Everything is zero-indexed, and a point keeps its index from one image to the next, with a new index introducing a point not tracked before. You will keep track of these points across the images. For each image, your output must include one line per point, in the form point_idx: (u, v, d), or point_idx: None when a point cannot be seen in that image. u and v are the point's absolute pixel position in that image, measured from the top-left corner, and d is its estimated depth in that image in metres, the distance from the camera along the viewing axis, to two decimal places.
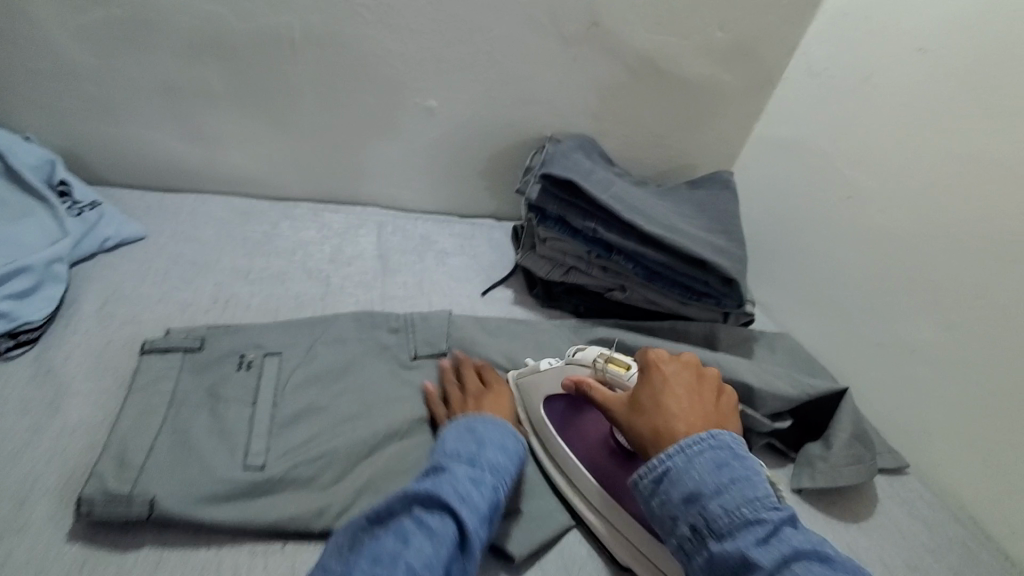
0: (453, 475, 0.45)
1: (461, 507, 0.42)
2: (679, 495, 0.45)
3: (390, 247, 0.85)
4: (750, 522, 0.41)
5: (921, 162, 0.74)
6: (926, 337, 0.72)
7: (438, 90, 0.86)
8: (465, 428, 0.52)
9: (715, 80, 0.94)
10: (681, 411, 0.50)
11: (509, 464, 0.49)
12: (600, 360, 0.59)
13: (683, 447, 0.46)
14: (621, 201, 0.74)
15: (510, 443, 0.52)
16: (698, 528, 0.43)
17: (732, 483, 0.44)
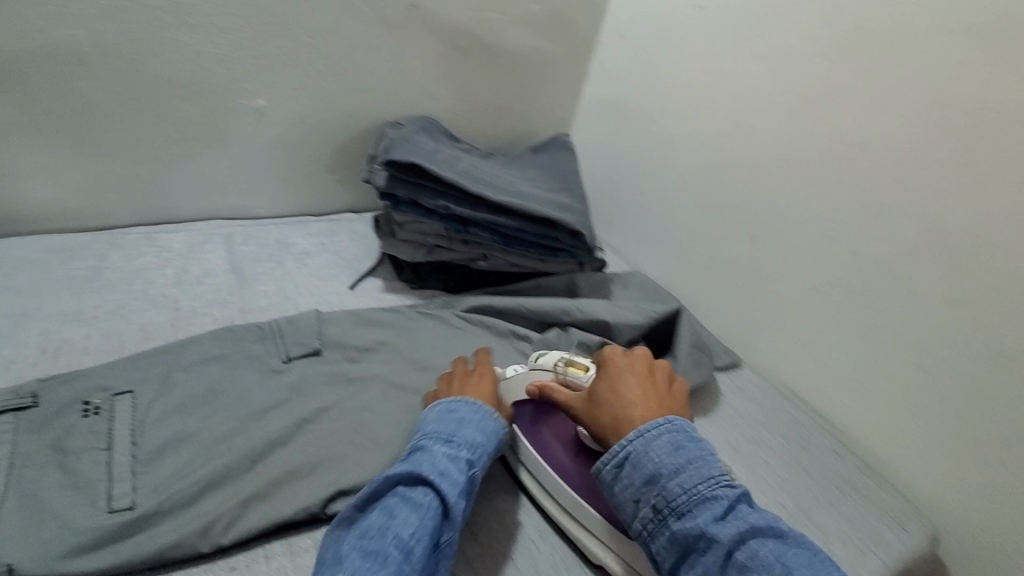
0: (428, 456, 0.51)
1: (441, 482, 0.49)
2: (641, 479, 0.50)
3: (244, 259, 0.82)
4: (709, 500, 0.47)
5: (715, 104, 0.86)
6: (739, 251, 0.85)
7: (265, 88, 0.83)
8: (446, 408, 0.57)
9: (540, 50, 1.00)
10: (635, 399, 0.55)
11: (487, 441, 0.55)
12: (560, 364, 0.62)
13: (643, 433, 0.51)
14: (467, 176, 0.77)
15: (490, 418, 0.58)
16: (661, 508, 0.48)
17: (688, 463, 0.49)
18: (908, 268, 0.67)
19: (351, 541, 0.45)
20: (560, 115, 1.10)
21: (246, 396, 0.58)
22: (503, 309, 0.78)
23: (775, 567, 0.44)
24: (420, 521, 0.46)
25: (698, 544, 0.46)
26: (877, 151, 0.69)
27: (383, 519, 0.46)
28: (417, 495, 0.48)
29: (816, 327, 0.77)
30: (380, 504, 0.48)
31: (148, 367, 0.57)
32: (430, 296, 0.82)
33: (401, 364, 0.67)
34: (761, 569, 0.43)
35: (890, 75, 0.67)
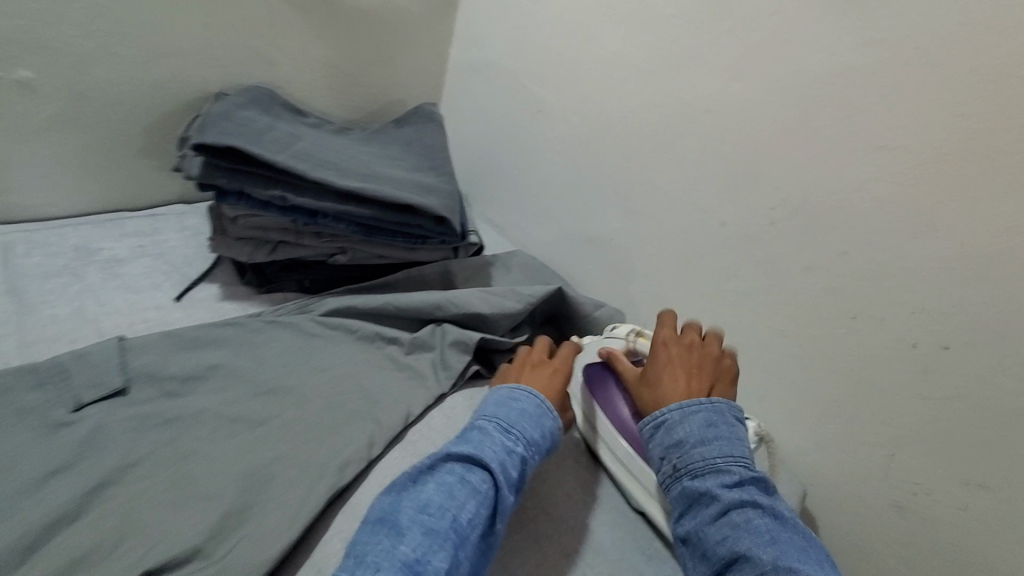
0: (492, 442, 0.49)
1: (499, 470, 0.47)
2: (670, 441, 0.52)
3: (25, 274, 0.65)
4: (723, 468, 0.49)
5: (583, 69, 0.81)
6: (616, 225, 0.83)
7: (27, 55, 0.64)
8: (507, 394, 0.56)
9: (393, 8, 0.88)
10: (675, 380, 0.56)
11: (543, 439, 0.53)
12: (631, 335, 0.64)
13: (683, 405, 0.53)
14: (306, 159, 0.65)
15: (550, 415, 0.55)
16: (678, 467, 0.51)
17: (715, 437, 0.51)
18: (770, 235, 0.67)
19: (409, 513, 0.43)
20: (426, 82, 1.00)
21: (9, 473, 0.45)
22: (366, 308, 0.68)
23: (765, 538, 0.45)
24: (477, 509, 0.45)
25: (704, 501, 0.48)
26: (736, 117, 0.67)
27: (443, 496, 0.44)
28: (473, 479, 0.46)
29: (691, 300, 0.76)
30: (437, 480, 0.46)
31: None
32: (281, 300, 0.71)
33: (238, 391, 0.56)
34: (748, 534, 0.45)
35: (744, 38, 0.65)
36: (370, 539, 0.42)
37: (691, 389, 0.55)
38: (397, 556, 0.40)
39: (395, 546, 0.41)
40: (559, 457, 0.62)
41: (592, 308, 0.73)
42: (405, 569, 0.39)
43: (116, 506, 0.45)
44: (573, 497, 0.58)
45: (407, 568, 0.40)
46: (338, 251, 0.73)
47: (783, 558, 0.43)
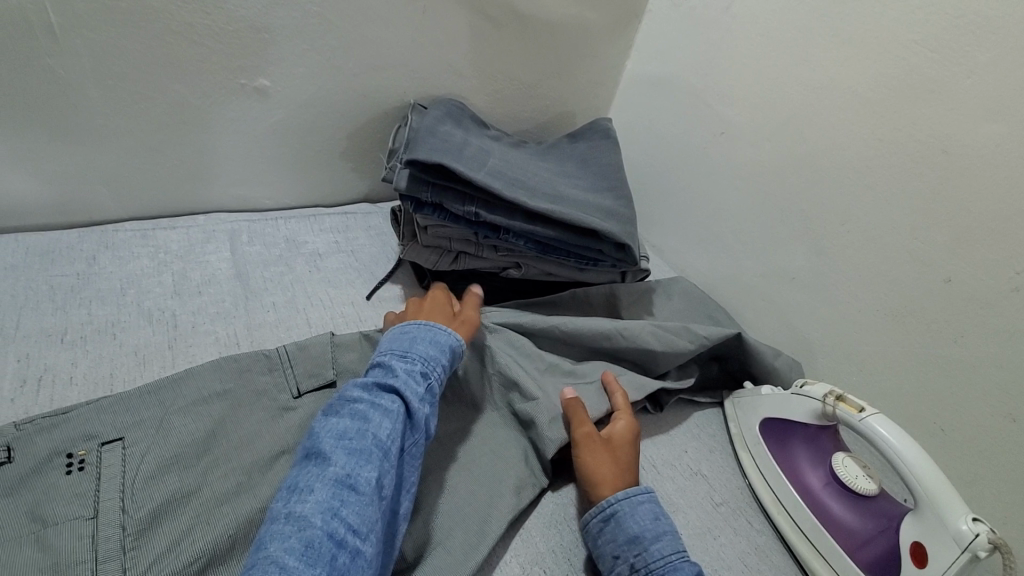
0: (394, 368, 0.49)
1: (408, 391, 0.48)
2: (623, 537, 0.48)
3: (248, 262, 0.73)
4: (683, 568, 0.46)
5: (786, 92, 0.74)
6: (802, 263, 0.76)
7: (267, 67, 0.72)
8: (399, 331, 0.55)
9: (581, 21, 0.87)
10: (631, 472, 0.55)
11: (441, 355, 0.53)
12: (830, 398, 0.55)
13: (631, 494, 0.51)
14: (499, 177, 0.67)
15: (442, 333, 0.55)
16: (637, 568, 0.46)
17: (665, 534, 0.49)
18: (1012, 305, 0.57)
19: (330, 441, 0.43)
20: (600, 94, 0.98)
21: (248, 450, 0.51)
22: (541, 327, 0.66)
23: None
24: (393, 427, 0.45)
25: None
26: (984, 164, 0.58)
27: (359, 421, 0.44)
28: (385, 402, 0.46)
29: (888, 360, 0.68)
30: (349, 409, 0.45)
31: (138, 410, 0.50)
32: None
33: None
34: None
35: (1015, 72, 0.55)
36: (297, 473, 0.41)
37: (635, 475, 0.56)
38: (329, 477, 0.40)
39: (324, 470, 0.41)
40: (731, 512, 0.58)
41: (773, 354, 0.68)
42: (337, 484, 0.40)
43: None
44: (751, 560, 0.54)
45: (338, 483, 0.40)
46: (512, 265, 0.74)
47: None
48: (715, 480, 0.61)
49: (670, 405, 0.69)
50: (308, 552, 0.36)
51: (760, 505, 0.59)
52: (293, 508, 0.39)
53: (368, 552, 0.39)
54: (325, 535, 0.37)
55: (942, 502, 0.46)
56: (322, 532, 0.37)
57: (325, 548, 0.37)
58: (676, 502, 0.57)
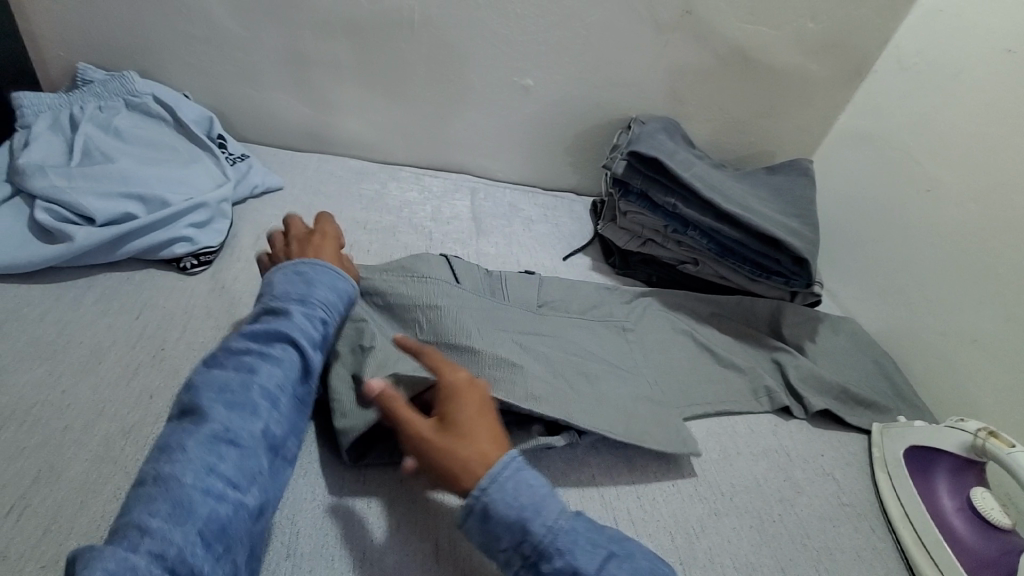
0: (285, 317, 0.52)
1: (300, 336, 0.51)
2: (502, 526, 0.42)
3: (482, 212, 0.95)
4: (572, 535, 0.42)
5: (1007, 158, 0.76)
6: (989, 327, 0.75)
7: (535, 70, 0.94)
8: (293, 273, 0.57)
9: (802, 71, 0.97)
10: (483, 439, 0.46)
11: (337, 300, 0.57)
12: (982, 433, 0.60)
13: (491, 473, 0.43)
14: (700, 181, 0.80)
15: (338, 280, 0.59)
16: (527, 554, 0.42)
17: (542, 497, 0.43)
18: None
19: (208, 395, 0.45)
20: (804, 139, 1.05)
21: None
22: (408, 303, 0.63)
23: None
24: (283, 373, 0.49)
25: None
26: None
27: (245, 373, 0.47)
28: (278, 352, 0.50)
29: None
30: (239, 363, 0.48)
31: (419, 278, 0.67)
32: (632, 285, 0.87)
33: (599, 338, 0.73)
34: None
35: None
36: (172, 430, 0.43)
37: (491, 443, 0.46)
38: (205, 431, 0.43)
39: (202, 424, 0.43)
40: (854, 515, 0.62)
41: None
42: (215, 438, 0.43)
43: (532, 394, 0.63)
44: (866, 555, 0.59)
45: (215, 438, 0.43)
46: (690, 261, 0.85)
47: None
48: (847, 486, 0.65)
49: (816, 417, 0.73)
50: (177, 510, 0.38)
51: (886, 518, 0.63)
52: (164, 469, 0.40)
53: (249, 500, 0.42)
54: (198, 490, 0.40)
55: None
56: (196, 488, 0.40)
57: (198, 501, 0.39)
58: (800, 487, 0.64)
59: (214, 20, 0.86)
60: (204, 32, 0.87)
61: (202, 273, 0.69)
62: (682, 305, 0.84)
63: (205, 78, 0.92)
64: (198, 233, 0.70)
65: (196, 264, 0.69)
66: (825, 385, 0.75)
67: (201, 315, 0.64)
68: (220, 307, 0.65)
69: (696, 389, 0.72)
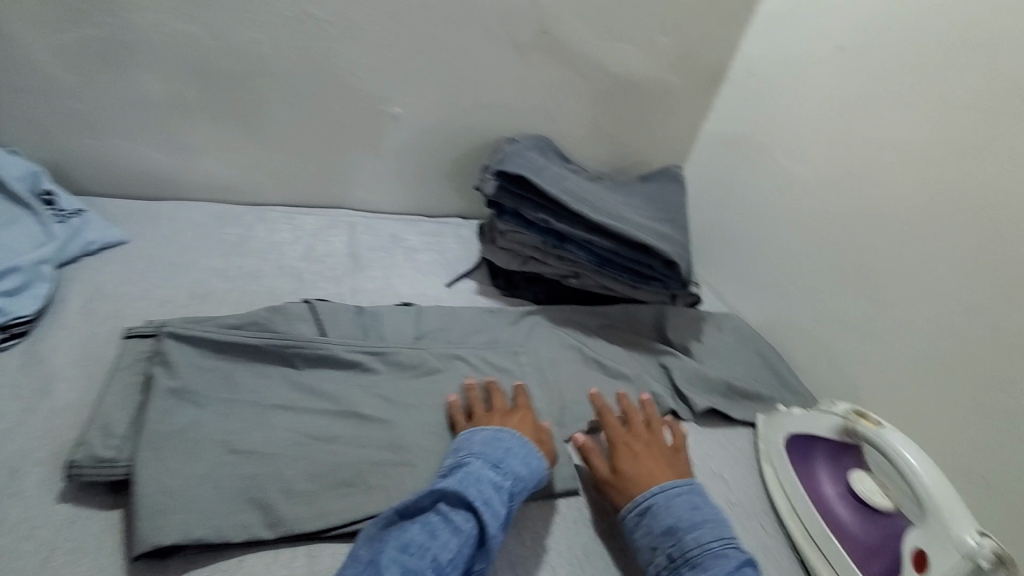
0: (475, 479, 0.50)
1: (485, 510, 0.47)
2: (659, 529, 0.53)
3: (360, 246, 0.91)
4: (720, 554, 0.51)
5: (847, 149, 0.81)
6: (851, 308, 0.79)
7: (402, 98, 0.92)
8: (491, 434, 0.56)
9: (663, 82, 1.01)
10: (646, 469, 0.58)
11: (529, 478, 0.53)
12: (851, 413, 0.60)
13: (665, 488, 0.56)
14: (570, 194, 0.80)
15: (534, 453, 0.56)
16: (674, 557, 0.51)
17: (705, 521, 0.54)
18: None
19: (391, 552, 0.44)
20: (675, 147, 1.09)
21: (345, 380, 0.61)
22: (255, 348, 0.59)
23: None
24: (459, 547, 0.45)
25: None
26: None
27: (424, 537, 0.45)
28: (460, 519, 0.47)
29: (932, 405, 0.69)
30: (420, 522, 0.47)
31: (276, 333, 0.60)
32: (519, 306, 0.86)
33: (482, 365, 0.70)
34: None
35: None
36: None
37: (661, 472, 0.58)
38: None
39: None
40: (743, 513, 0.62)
41: None
42: None
43: (406, 443, 0.56)
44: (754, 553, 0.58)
45: None
46: (572, 275, 0.85)
47: None
48: (735, 485, 0.65)
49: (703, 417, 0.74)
50: None
51: (777, 517, 0.64)
52: None
53: None
54: None
55: (946, 510, 0.51)
56: None
57: None
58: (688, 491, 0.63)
59: (34, 65, 0.78)
60: (22, 79, 0.78)
61: (14, 348, 0.61)
62: (569, 321, 0.83)
63: (29, 129, 0.83)
64: (8, 302, 0.62)
65: (4, 338, 0.60)
66: (710, 384, 0.75)
67: (6, 396, 0.55)
68: (31, 384, 0.56)
69: (584, 405, 0.70)
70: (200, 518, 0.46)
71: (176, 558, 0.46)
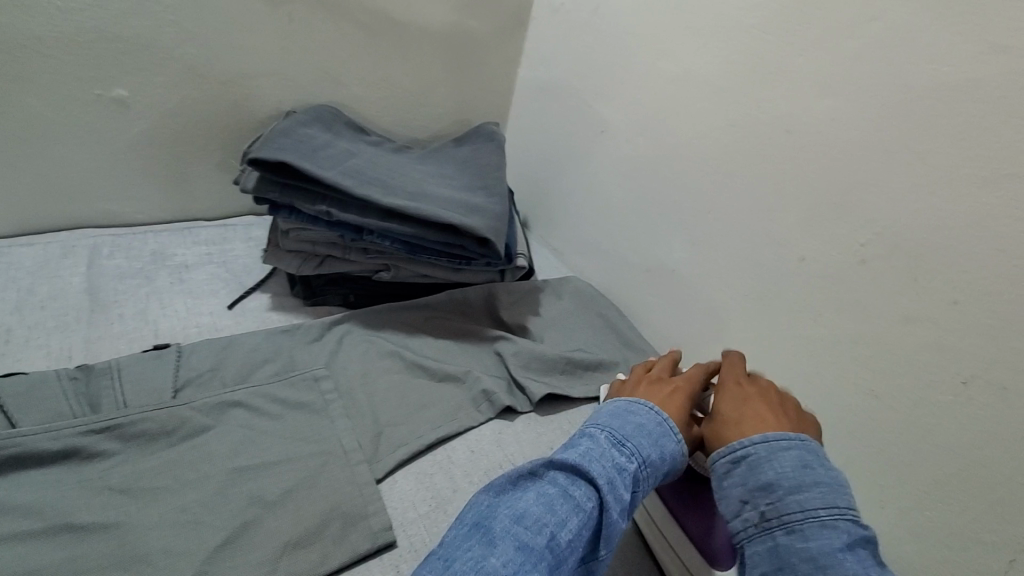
0: (600, 453, 0.42)
1: (608, 489, 0.40)
2: (753, 482, 0.43)
3: (104, 275, 0.70)
4: (830, 526, 0.39)
5: (653, 85, 0.75)
6: (679, 255, 0.76)
7: (122, 76, 0.70)
8: (623, 406, 0.48)
9: (462, 28, 0.88)
10: (760, 420, 0.48)
11: (661, 462, 0.45)
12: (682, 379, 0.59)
13: (769, 438, 0.44)
14: (353, 176, 0.67)
15: (672, 435, 0.47)
16: (769, 518, 0.41)
17: (816, 484, 0.41)
18: (860, 277, 0.57)
19: (503, 522, 0.38)
20: (492, 102, 0.98)
21: (51, 482, 0.46)
22: None
23: None
24: (579, 529, 0.38)
25: (804, 567, 0.38)
26: (823, 138, 0.58)
27: (543, 509, 0.38)
28: (580, 493, 0.40)
29: (759, 344, 0.68)
30: (537, 491, 0.40)
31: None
32: (326, 314, 0.72)
33: (268, 408, 0.56)
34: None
35: (840, 46, 0.56)
36: (456, 547, 0.37)
37: (776, 426, 0.47)
38: (486, 568, 0.35)
39: (486, 557, 0.35)
40: None
41: None
42: None
43: (139, 552, 0.43)
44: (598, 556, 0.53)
45: None
46: (382, 268, 0.73)
47: None
48: None
49: (543, 403, 0.67)
50: None
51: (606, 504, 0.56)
52: None
53: None
54: None
55: None
56: None
57: None
58: None
59: None
60: None
61: None
62: (386, 322, 0.71)
63: None
64: None
65: None
66: (548, 366, 0.68)
67: None
68: None
69: (404, 425, 0.59)
70: None
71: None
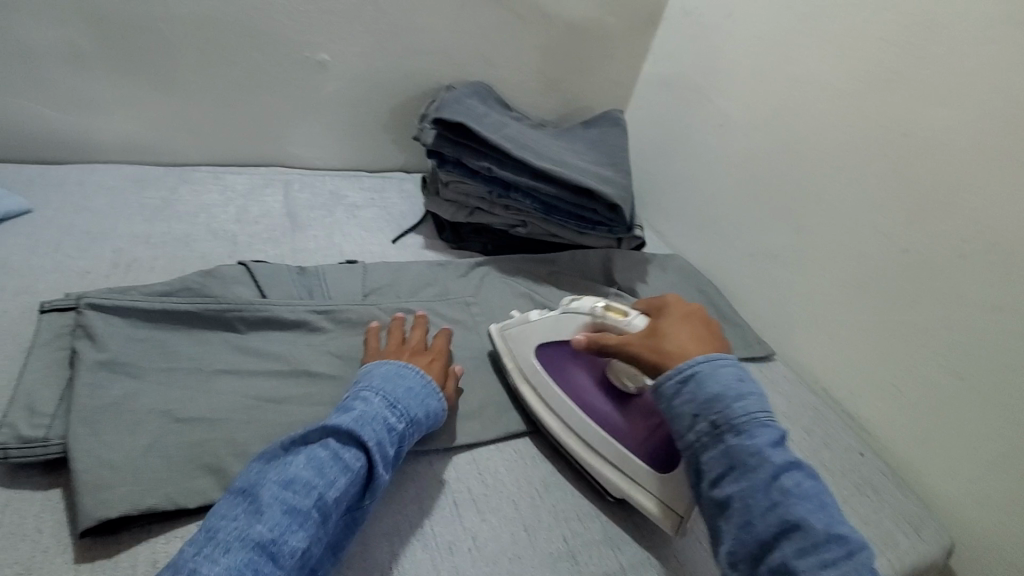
0: (372, 416, 0.48)
1: (376, 453, 0.46)
2: (703, 396, 0.49)
3: (298, 204, 0.86)
4: (768, 424, 0.47)
5: (776, 85, 0.83)
6: (783, 242, 0.84)
7: (328, 44, 0.86)
8: (395, 369, 0.54)
9: (600, 24, 0.99)
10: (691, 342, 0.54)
11: (426, 418, 0.52)
12: (598, 309, 0.61)
13: (711, 358, 0.51)
14: (512, 141, 0.80)
15: (437, 395, 0.55)
16: (719, 424, 0.47)
17: (750, 394, 0.49)
18: (958, 269, 0.64)
19: (272, 488, 0.42)
20: (615, 92, 1.09)
21: (292, 342, 0.60)
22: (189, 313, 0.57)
23: (812, 501, 0.45)
24: (346, 487, 0.44)
25: (752, 460, 0.45)
26: (938, 143, 0.65)
27: (311, 474, 0.43)
28: (348, 456, 0.45)
29: (852, 326, 0.75)
30: (306, 453, 0.44)
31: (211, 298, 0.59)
32: (467, 257, 0.85)
33: (433, 318, 0.70)
34: (797, 498, 0.44)
35: (965, 63, 0.63)
36: (233, 508, 0.41)
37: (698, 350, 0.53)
38: (253, 536, 0.39)
39: (252, 522, 0.40)
40: None
41: None
42: (257, 548, 0.39)
43: None
44: None
45: (260, 548, 0.39)
46: (519, 224, 0.85)
47: (833, 525, 0.43)
48: None
49: None
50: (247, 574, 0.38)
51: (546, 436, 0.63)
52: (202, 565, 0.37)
53: None
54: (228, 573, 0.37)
55: None
56: None
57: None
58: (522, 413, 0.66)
59: None
60: None
61: None
62: (518, 269, 0.83)
63: None
64: None
65: None
66: None
67: None
68: None
69: None
70: (146, 489, 0.45)
71: (127, 531, 0.45)
